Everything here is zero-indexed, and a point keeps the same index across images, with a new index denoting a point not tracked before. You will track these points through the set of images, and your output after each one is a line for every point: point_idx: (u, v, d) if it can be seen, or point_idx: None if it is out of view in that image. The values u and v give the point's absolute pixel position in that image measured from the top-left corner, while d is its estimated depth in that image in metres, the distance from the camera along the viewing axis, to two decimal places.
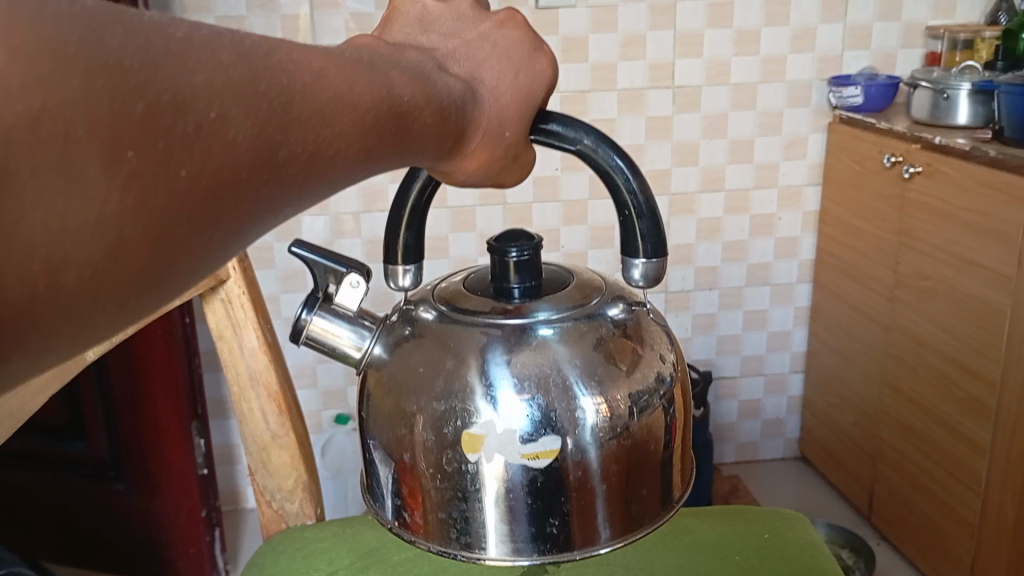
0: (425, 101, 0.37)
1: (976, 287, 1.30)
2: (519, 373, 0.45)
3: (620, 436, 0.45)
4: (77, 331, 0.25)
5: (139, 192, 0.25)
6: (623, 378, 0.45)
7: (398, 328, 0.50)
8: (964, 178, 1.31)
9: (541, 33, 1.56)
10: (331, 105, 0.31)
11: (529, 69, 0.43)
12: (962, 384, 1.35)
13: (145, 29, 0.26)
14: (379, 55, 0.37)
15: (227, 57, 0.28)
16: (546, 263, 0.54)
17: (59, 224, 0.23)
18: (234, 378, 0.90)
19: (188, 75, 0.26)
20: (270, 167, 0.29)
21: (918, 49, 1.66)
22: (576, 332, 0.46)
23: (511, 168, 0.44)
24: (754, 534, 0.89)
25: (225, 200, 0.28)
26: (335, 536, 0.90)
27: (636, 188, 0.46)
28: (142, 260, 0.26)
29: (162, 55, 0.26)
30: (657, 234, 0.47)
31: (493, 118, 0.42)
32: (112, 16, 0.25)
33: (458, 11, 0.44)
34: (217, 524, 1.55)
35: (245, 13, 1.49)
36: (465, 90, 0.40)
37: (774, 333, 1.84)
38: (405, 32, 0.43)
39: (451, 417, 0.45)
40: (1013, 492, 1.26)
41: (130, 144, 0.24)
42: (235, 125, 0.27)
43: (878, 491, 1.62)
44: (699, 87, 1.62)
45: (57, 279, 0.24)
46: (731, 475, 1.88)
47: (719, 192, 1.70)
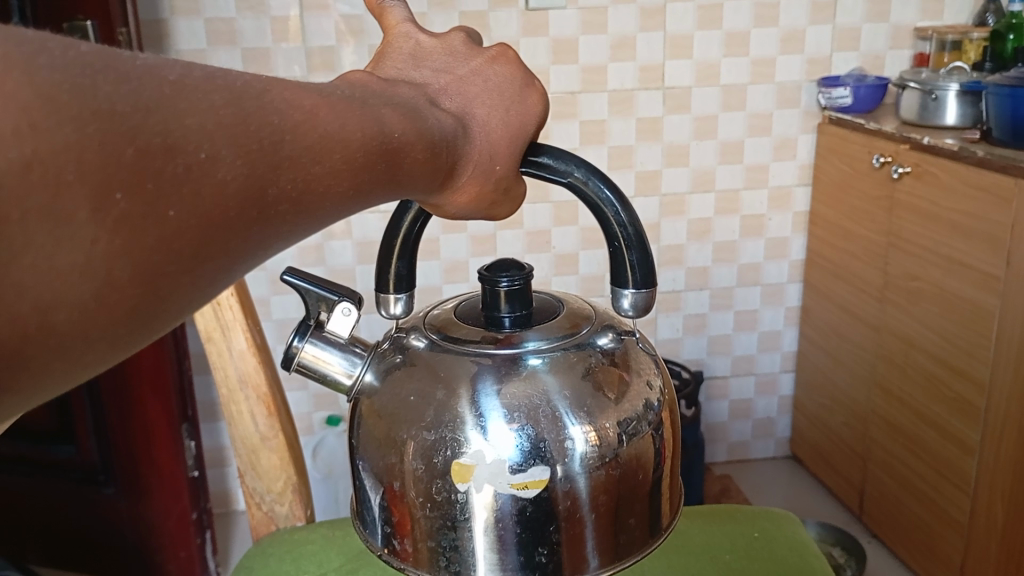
0: (415, 137, 0.37)
1: (964, 287, 1.31)
2: (509, 403, 0.45)
3: (608, 465, 0.45)
4: (65, 370, 0.25)
5: (129, 234, 0.25)
6: (611, 407, 0.45)
7: (390, 356, 0.50)
8: (952, 179, 1.32)
9: (530, 36, 1.56)
10: (322, 143, 0.31)
11: (521, 105, 0.43)
12: (950, 384, 1.36)
13: (139, 72, 0.26)
14: (370, 91, 0.38)
15: (219, 100, 0.28)
16: (536, 291, 0.54)
17: (49, 265, 0.23)
18: (223, 380, 0.90)
19: (179, 117, 0.26)
20: (260, 207, 0.29)
21: (907, 50, 1.66)
22: (564, 361, 0.46)
23: (502, 203, 0.44)
24: (744, 534, 0.89)
25: (216, 239, 0.28)
26: (325, 539, 0.90)
27: (625, 220, 0.46)
28: (133, 300, 0.26)
29: (154, 99, 0.26)
30: (646, 264, 0.47)
31: (484, 152, 0.42)
32: (106, 62, 0.26)
33: (450, 48, 0.44)
34: (207, 526, 1.54)
35: (234, 15, 1.49)
36: (455, 125, 0.41)
37: (764, 333, 1.85)
38: (397, 67, 0.43)
39: (442, 447, 0.45)
40: (1001, 492, 1.27)
41: (120, 186, 0.24)
42: (225, 166, 0.27)
43: (868, 492, 1.64)
44: (689, 89, 1.63)
45: (45, 320, 0.24)
46: (723, 476, 1.89)
47: (709, 193, 1.71)
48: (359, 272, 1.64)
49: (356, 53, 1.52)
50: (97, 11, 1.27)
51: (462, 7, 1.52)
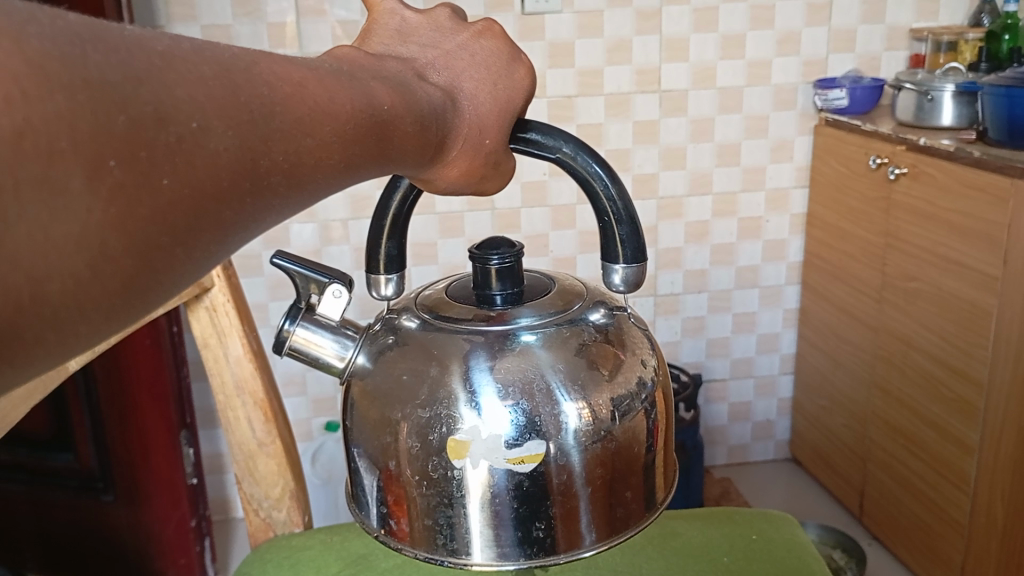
0: (405, 110, 0.37)
1: (962, 287, 1.31)
2: (502, 379, 0.45)
3: (603, 440, 0.45)
4: (61, 342, 0.25)
5: (123, 203, 0.25)
6: (605, 383, 0.45)
7: (381, 337, 0.50)
8: (948, 179, 1.32)
9: (527, 40, 1.56)
10: (313, 114, 0.31)
11: (508, 79, 0.43)
12: (949, 384, 1.36)
13: (127, 44, 0.26)
14: (359, 66, 0.38)
15: (208, 71, 0.28)
16: (527, 269, 0.54)
17: (45, 236, 0.23)
18: (219, 386, 0.89)
19: (169, 87, 0.26)
20: (253, 177, 0.29)
21: (902, 51, 1.67)
22: (558, 337, 0.46)
23: (492, 177, 0.44)
24: (742, 535, 0.89)
25: (207, 211, 0.28)
26: (322, 544, 0.90)
27: (615, 194, 0.46)
28: (128, 271, 0.26)
29: (143, 70, 0.26)
30: (636, 240, 0.47)
31: (473, 125, 0.42)
32: (94, 34, 0.25)
33: (437, 22, 0.44)
34: (206, 534, 1.59)
35: (230, 21, 1.49)
36: (445, 99, 0.41)
37: (763, 335, 1.84)
38: (384, 43, 0.43)
39: (436, 424, 0.45)
40: (1000, 491, 1.27)
41: (113, 154, 0.24)
42: (217, 137, 0.27)
43: (869, 492, 1.63)
44: (685, 91, 1.63)
45: (42, 290, 0.23)
46: (722, 479, 1.88)
47: (706, 195, 1.71)
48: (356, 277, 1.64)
49: None
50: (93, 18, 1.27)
51: None
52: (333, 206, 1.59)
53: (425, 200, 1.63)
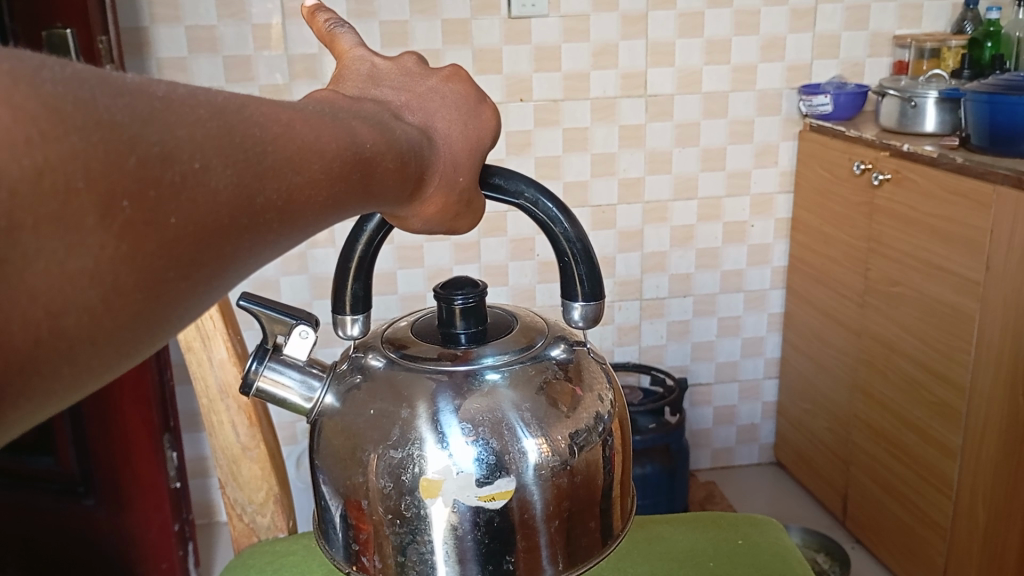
0: (386, 147, 0.38)
1: (944, 292, 1.32)
2: (468, 418, 0.45)
3: (564, 473, 0.45)
4: (77, 375, 0.27)
5: (134, 238, 0.26)
6: (564, 420, 0.46)
7: (348, 377, 0.49)
8: (931, 185, 1.33)
9: (513, 43, 1.56)
10: (300, 154, 0.32)
11: (475, 120, 0.44)
12: (932, 389, 1.37)
13: (130, 89, 0.27)
14: (337, 107, 0.38)
15: (204, 112, 0.29)
16: (490, 305, 0.54)
17: (61, 270, 0.25)
18: (202, 390, 0.88)
19: (171, 128, 0.28)
20: (249, 214, 0.30)
21: (885, 58, 1.68)
22: (522, 375, 0.46)
23: (465, 216, 0.44)
24: (727, 540, 0.89)
25: (210, 245, 0.29)
26: (306, 550, 0.89)
27: (572, 234, 0.46)
28: (139, 303, 0.27)
29: (146, 113, 0.27)
30: (594, 276, 0.48)
31: (447, 163, 0.42)
32: (100, 78, 0.27)
33: (404, 68, 0.44)
34: (189, 537, 1.56)
35: (215, 22, 1.49)
36: (420, 136, 0.41)
37: (747, 339, 1.85)
38: (357, 86, 0.44)
39: (409, 464, 0.45)
40: (983, 495, 1.28)
41: (125, 194, 0.26)
42: (216, 175, 0.29)
43: (852, 495, 1.64)
44: (671, 96, 1.63)
45: (58, 323, 0.25)
46: (707, 482, 1.89)
47: (692, 200, 1.72)
48: None
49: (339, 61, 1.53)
50: (75, 18, 1.25)
51: (445, 14, 1.52)
52: None
53: None
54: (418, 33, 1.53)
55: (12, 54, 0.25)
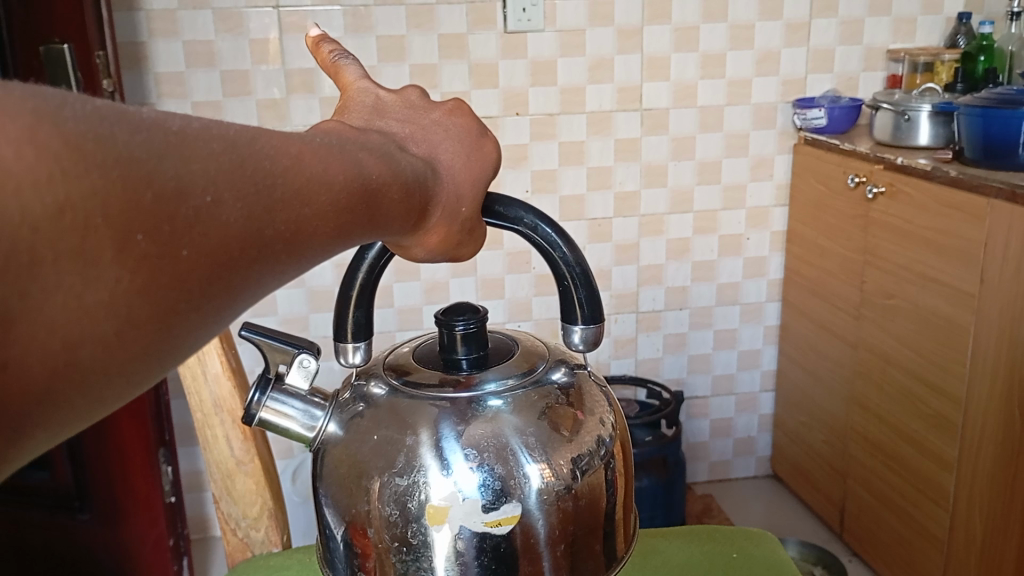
0: (390, 179, 0.38)
1: (939, 305, 1.32)
2: (472, 444, 0.45)
3: (566, 498, 0.45)
4: (87, 406, 0.27)
5: (147, 272, 0.27)
6: (566, 444, 0.46)
7: (351, 406, 0.49)
8: (925, 198, 1.34)
9: (509, 57, 1.57)
10: (308, 186, 0.33)
11: (477, 153, 0.44)
12: (929, 403, 1.37)
13: (147, 123, 0.28)
14: (344, 138, 0.39)
15: (218, 146, 0.30)
16: (490, 330, 0.55)
17: (79, 303, 0.25)
18: (197, 405, 0.89)
19: (186, 163, 0.28)
20: (258, 246, 0.30)
21: (879, 72, 1.69)
22: (525, 401, 0.47)
23: (467, 243, 0.45)
24: (723, 554, 0.89)
25: (220, 277, 0.29)
26: (301, 564, 0.89)
27: (572, 259, 0.47)
28: (151, 334, 0.28)
29: (162, 147, 0.28)
30: (593, 300, 0.48)
31: (451, 193, 0.43)
32: (118, 113, 0.27)
33: (409, 101, 0.45)
34: (185, 552, 1.56)
35: (213, 37, 1.49)
36: (425, 167, 0.42)
37: (744, 352, 1.85)
38: (362, 118, 0.44)
39: (414, 492, 0.45)
40: (980, 508, 1.28)
41: (139, 229, 0.26)
42: (228, 209, 0.29)
43: (849, 509, 1.64)
44: (666, 109, 1.64)
45: (74, 355, 0.26)
46: (704, 495, 1.88)
47: (687, 212, 1.72)
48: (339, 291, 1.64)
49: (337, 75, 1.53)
50: (74, 32, 1.26)
51: (440, 28, 1.53)
52: None
53: None
54: (414, 47, 1.54)
55: (37, 90, 0.26)
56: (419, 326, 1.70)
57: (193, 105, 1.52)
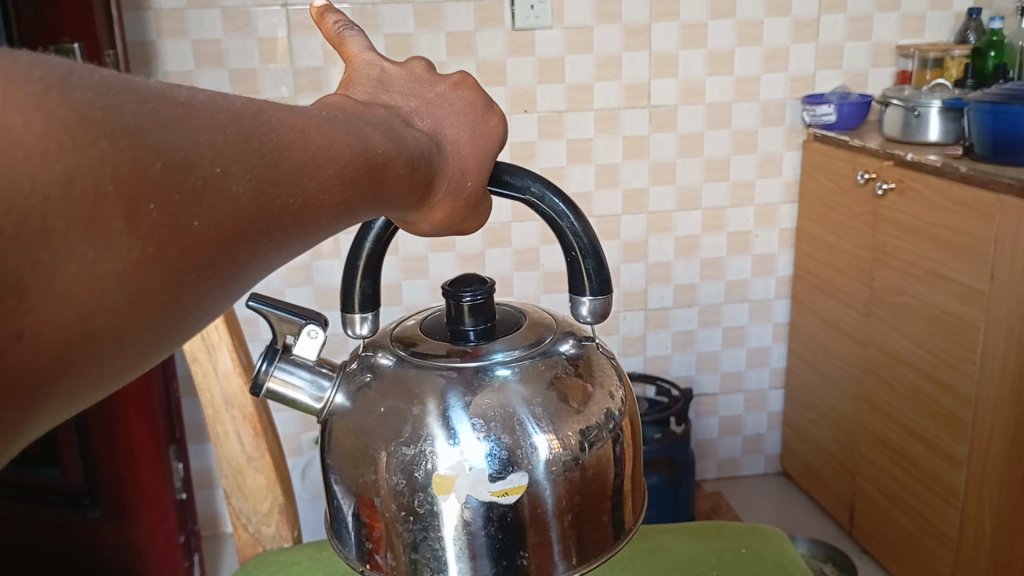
0: (396, 152, 0.38)
1: (949, 302, 1.32)
2: (479, 414, 0.45)
3: (574, 469, 0.45)
4: (100, 377, 0.27)
5: (158, 242, 0.27)
6: (574, 416, 0.46)
7: (358, 376, 0.49)
8: (934, 195, 1.33)
9: (516, 55, 1.57)
10: (315, 159, 0.33)
11: (483, 128, 0.44)
12: (938, 398, 1.36)
13: (153, 95, 0.28)
14: (351, 113, 0.39)
15: (224, 119, 0.30)
16: (499, 303, 0.55)
17: (89, 273, 0.25)
18: (208, 401, 0.89)
19: (193, 134, 0.28)
20: (265, 219, 0.31)
21: (888, 68, 1.68)
22: (533, 370, 0.47)
23: (472, 218, 0.45)
24: (731, 550, 0.89)
25: (227, 250, 0.29)
26: (311, 559, 0.88)
27: (580, 231, 0.47)
28: (159, 306, 0.28)
29: (169, 119, 0.28)
30: (602, 272, 0.48)
31: (455, 168, 0.43)
32: (125, 85, 0.27)
33: (414, 74, 0.45)
34: (196, 549, 1.55)
35: (221, 36, 1.50)
36: (430, 143, 0.42)
37: (752, 350, 1.85)
38: (366, 92, 0.44)
39: (421, 461, 0.45)
40: (990, 506, 1.27)
41: (150, 199, 0.26)
42: (236, 180, 0.29)
43: (858, 506, 1.63)
44: (674, 107, 1.64)
45: (87, 326, 0.26)
46: (713, 492, 1.88)
47: (695, 210, 1.72)
48: None
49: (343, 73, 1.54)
50: (82, 32, 1.27)
51: (447, 26, 1.53)
52: None
53: None
54: (421, 45, 1.54)
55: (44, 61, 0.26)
56: None
57: None
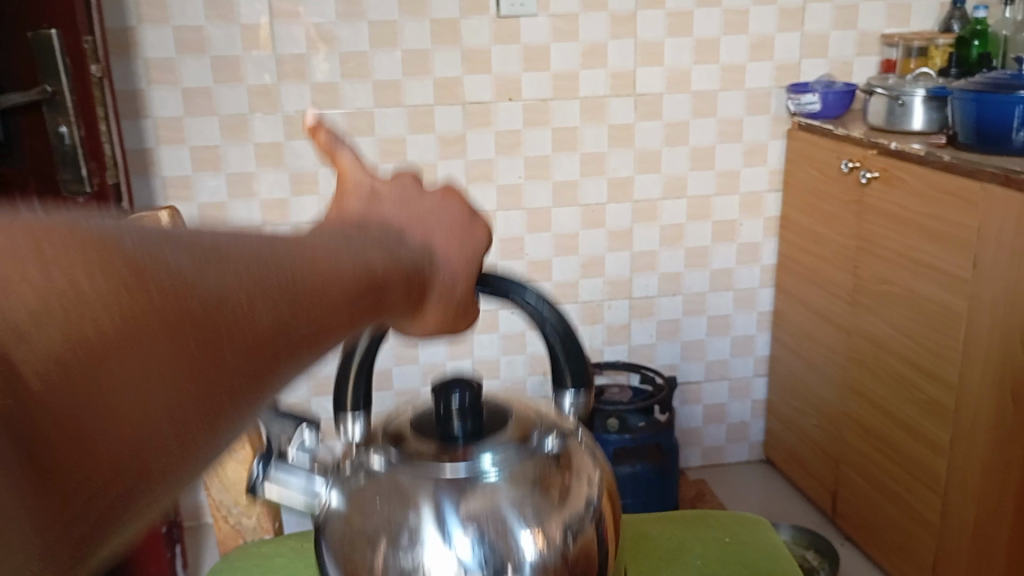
0: (391, 269, 0.43)
1: (932, 290, 1.33)
2: (468, 518, 0.51)
3: (558, 562, 0.51)
4: (160, 496, 0.31)
5: (198, 369, 0.31)
6: (555, 511, 0.51)
7: (353, 477, 0.55)
8: (918, 184, 1.34)
9: (502, 43, 1.56)
10: (325, 281, 0.37)
11: (470, 235, 0.48)
12: (921, 387, 1.37)
13: (187, 240, 0.33)
14: (352, 234, 0.43)
15: (247, 255, 0.34)
16: (487, 397, 0.60)
17: (144, 402, 0.29)
18: None
19: (223, 272, 0.33)
20: (291, 340, 0.35)
21: (873, 57, 1.69)
22: (516, 473, 0.52)
23: (462, 319, 0.50)
24: (715, 538, 0.89)
25: (261, 368, 0.33)
26: (293, 552, 0.88)
27: (563, 334, 0.52)
28: (209, 427, 0.32)
29: (204, 262, 0.32)
30: (582, 366, 0.53)
31: (446, 278, 0.47)
32: (163, 236, 0.32)
33: (404, 186, 0.48)
34: (177, 540, 1.59)
35: (203, 23, 1.48)
36: (423, 256, 0.46)
37: (737, 338, 1.85)
38: (359, 205, 0.47)
39: (419, 560, 0.51)
40: (972, 493, 1.29)
41: (192, 333, 0.31)
42: (262, 308, 0.34)
43: (842, 494, 1.64)
44: (660, 95, 1.64)
45: (147, 448, 0.30)
46: (698, 480, 1.89)
47: (681, 199, 1.72)
48: None
49: (328, 61, 1.52)
50: (62, 18, 1.25)
51: (434, 14, 1.52)
52: (307, 208, 1.61)
53: None
54: (407, 33, 1.53)
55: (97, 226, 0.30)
56: None
57: (182, 92, 1.51)
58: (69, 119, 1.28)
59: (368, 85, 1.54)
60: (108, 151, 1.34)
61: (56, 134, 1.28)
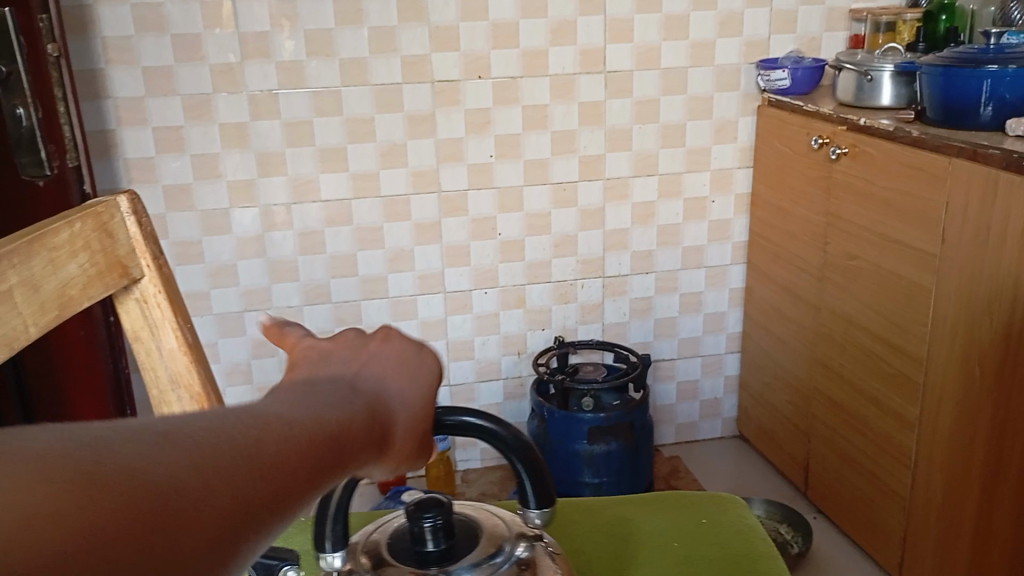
0: (346, 419, 0.42)
1: (900, 265, 1.33)
2: None
3: None
4: None
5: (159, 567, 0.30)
6: None
7: None
8: (887, 159, 1.34)
9: (469, 20, 1.53)
10: (283, 442, 0.36)
11: (419, 365, 0.49)
12: (889, 360, 1.38)
13: (134, 432, 0.32)
14: (307, 393, 0.43)
15: (203, 431, 0.34)
16: (458, 514, 0.72)
17: None
18: (153, 381, 0.83)
19: (177, 454, 0.32)
20: (254, 513, 0.33)
21: (842, 32, 1.68)
22: None
23: (425, 453, 0.49)
24: (691, 520, 0.89)
25: (224, 545, 0.32)
26: None
27: (510, 439, 0.66)
28: None
29: (152, 449, 0.31)
30: (529, 462, 0.67)
31: (406, 417, 0.47)
32: (109, 435, 0.31)
33: (347, 342, 0.49)
34: None
35: (162, 0, 1.44)
36: (377, 402, 0.46)
37: (709, 316, 1.85)
38: (307, 367, 0.47)
39: None
40: (940, 465, 1.30)
41: (150, 533, 0.30)
42: (223, 485, 0.33)
43: (813, 467, 1.65)
44: (630, 72, 1.62)
45: None
46: (672, 458, 1.90)
47: (652, 176, 1.71)
48: (300, 262, 1.62)
49: (292, 39, 1.49)
50: None
51: None
52: (273, 190, 1.57)
53: (369, 183, 1.60)
54: (372, 10, 1.50)
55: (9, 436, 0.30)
56: (383, 295, 1.68)
57: (142, 72, 1.47)
58: (24, 101, 1.24)
59: (333, 63, 1.51)
60: (68, 134, 1.29)
61: (12, 116, 1.24)
